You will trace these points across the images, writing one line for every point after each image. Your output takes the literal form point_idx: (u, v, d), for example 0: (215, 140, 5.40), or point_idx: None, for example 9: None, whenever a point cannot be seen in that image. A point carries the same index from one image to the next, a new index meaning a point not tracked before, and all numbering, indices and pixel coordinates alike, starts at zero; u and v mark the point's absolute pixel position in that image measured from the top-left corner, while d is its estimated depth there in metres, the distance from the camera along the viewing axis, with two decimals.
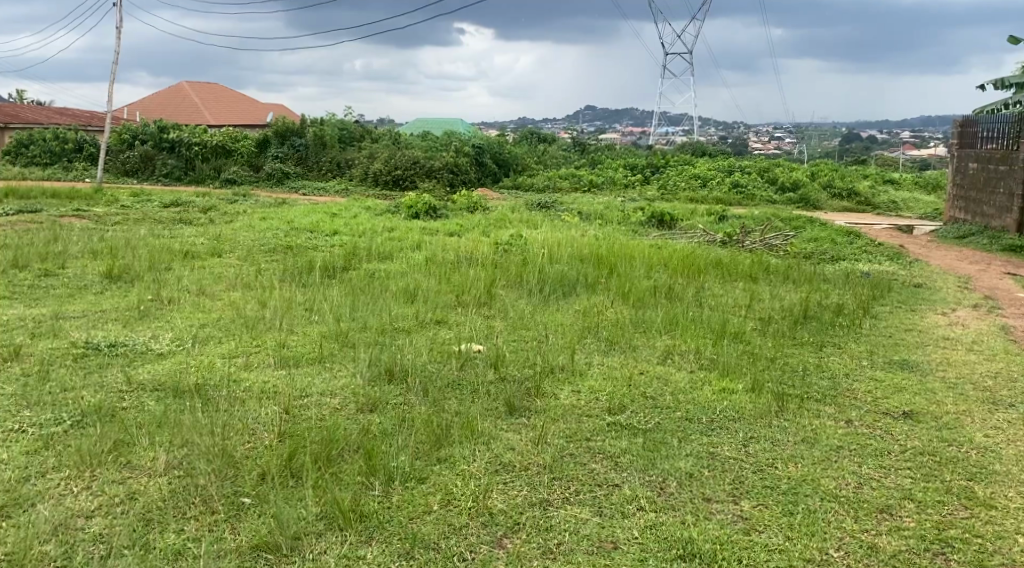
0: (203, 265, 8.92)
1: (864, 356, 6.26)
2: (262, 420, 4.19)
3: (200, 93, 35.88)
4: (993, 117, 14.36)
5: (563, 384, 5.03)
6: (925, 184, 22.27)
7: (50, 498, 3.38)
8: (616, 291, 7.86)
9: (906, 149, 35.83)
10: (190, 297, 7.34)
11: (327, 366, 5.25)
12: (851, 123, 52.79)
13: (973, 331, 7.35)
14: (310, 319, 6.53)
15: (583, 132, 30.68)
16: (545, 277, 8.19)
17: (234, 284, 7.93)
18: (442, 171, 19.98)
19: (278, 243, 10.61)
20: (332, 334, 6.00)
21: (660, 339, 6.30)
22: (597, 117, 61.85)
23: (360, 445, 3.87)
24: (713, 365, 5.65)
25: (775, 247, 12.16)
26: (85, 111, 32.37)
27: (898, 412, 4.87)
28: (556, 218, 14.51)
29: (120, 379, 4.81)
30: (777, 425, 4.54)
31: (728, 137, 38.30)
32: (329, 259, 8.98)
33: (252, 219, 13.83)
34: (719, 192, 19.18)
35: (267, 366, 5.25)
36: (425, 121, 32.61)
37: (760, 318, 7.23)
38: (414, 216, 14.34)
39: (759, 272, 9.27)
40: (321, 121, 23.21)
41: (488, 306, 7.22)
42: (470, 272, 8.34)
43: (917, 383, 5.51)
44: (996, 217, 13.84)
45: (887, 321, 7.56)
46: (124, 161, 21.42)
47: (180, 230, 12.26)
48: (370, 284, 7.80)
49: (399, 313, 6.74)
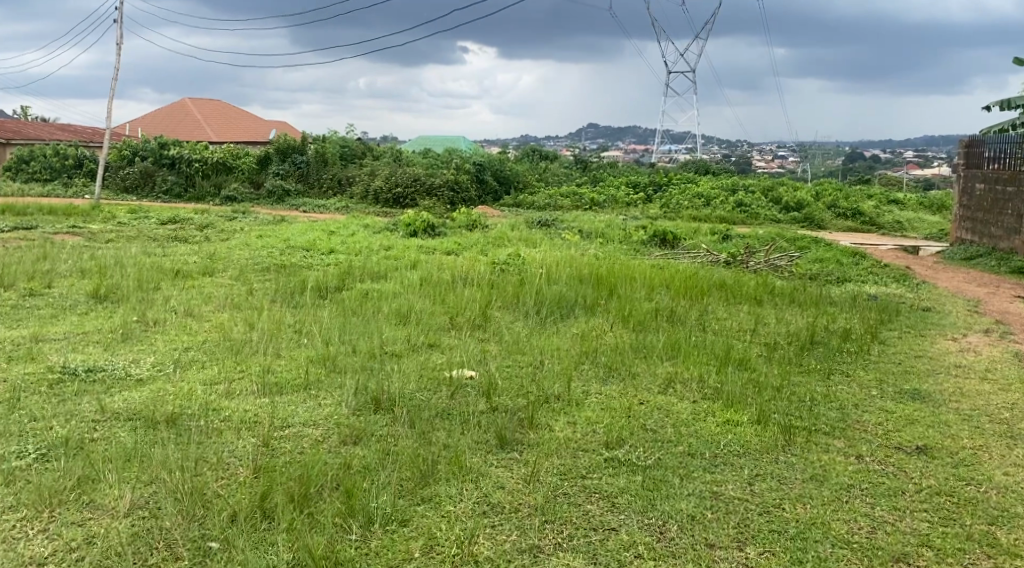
0: (194, 285, 8.70)
1: (873, 384, 6.03)
2: (238, 454, 3.95)
3: (203, 110, 35.83)
4: (999, 138, 14.18)
5: (558, 415, 4.79)
6: (930, 204, 22.06)
7: (2, 542, 3.15)
8: (616, 313, 7.63)
9: (909, 169, 35.62)
10: (177, 319, 7.12)
11: (312, 394, 5.01)
12: (853, 143, 52.74)
13: (986, 358, 7.12)
14: (298, 342, 6.29)
15: (585, 150, 30.56)
16: (543, 298, 7.97)
17: (224, 305, 7.72)
18: (443, 189, 19.80)
19: (272, 262, 10.40)
20: (319, 358, 5.76)
21: (662, 366, 6.06)
22: (600, 135, 61.79)
23: (339, 483, 3.63)
24: (716, 395, 5.41)
25: (780, 268, 11.93)
26: (87, 128, 32.34)
27: (912, 447, 4.63)
28: (557, 236, 14.31)
29: (92, 407, 4.56)
30: (784, 461, 4.29)
31: (730, 155, 38.13)
32: (323, 279, 8.76)
33: (248, 236, 13.63)
34: (722, 211, 18.99)
35: (249, 394, 5.01)
36: (427, 138, 32.52)
37: (765, 343, 7.00)
38: (412, 234, 14.15)
39: (764, 294, 9.05)
40: (322, 138, 23.08)
41: (482, 329, 6.99)
42: (464, 293, 8.12)
43: (930, 415, 5.27)
44: (1004, 238, 13.63)
45: (896, 347, 7.32)
46: (124, 178, 21.28)
47: (174, 248, 12.06)
48: (363, 305, 7.59)
49: (391, 336, 6.51)
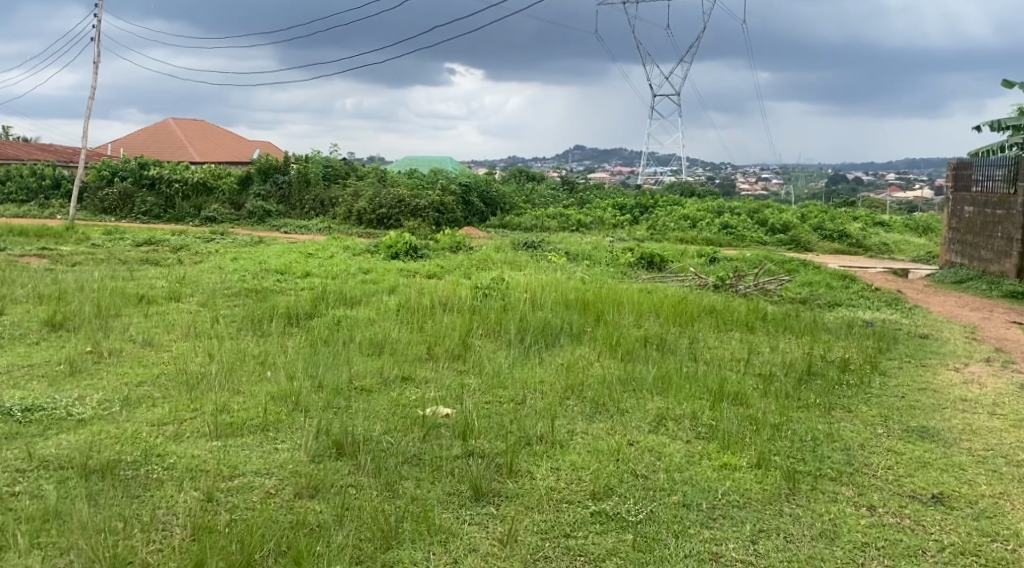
0: (158, 311, 8.23)
1: (878, 421, 5.63)
2: (176, 511, 3.54)
3: (187, 131, 35.32)
4: (986, 161, 13.96)
5: (541, 459, 4.36)
6: (916, 226, 21.85)
7: None
8: (603, 341, 7.22)
9: (892, 192, 35.54)
10: (134, 350, 6.64)
11: (271, 437, 4.58)
12: (836, 166, 52.85)
13: (991, 391, 6.76)
14: (261, 376, 5.84)
15: (571, 171, 30.21)
16: (526, 326, 7.55)
17: (186, 334, 7.25)
18: (427, 210, 19.38)
19: (244, 286, 9.94)
20: (281, 395, 5.31)
21: (652, 401, 5.64)
22: (585, 157, 61.71)
23: (287, 547, 3.31)
24: (712, 435, 4.99)
25: (770, 292, 11.57)
26: (67, 148, 31.77)
27: (928, 495, 4.22)
28: (542, 258, 13.91)
29: (18, 455, 4.10)
30: (788, 515, 3.91)
31: (716, 178, 37.88)
32: (294, 305, 8.31)
33: (223, 259, 13.15)
34: (709, 233, 18.68)
35: (198, 438, 4.56)
36: (412, 159, 32.11)
37: (760, 375, 6.59)
38: (393, 256, 13.73)
39: (756, 320, 8.68)
40: (305, 158, 22.64)
41: (461, 360, 6.56)
42: (443, 320, 7.69)
43: (942, 457, 4.86)
44: (994, 261, 13.35)
45: (898, 379, 6.94)
46: (102, 199, 20.71)
47: (143, 272, 11.55)
48: (334, 334, 7.15)
49: (362, 368, 6.07)
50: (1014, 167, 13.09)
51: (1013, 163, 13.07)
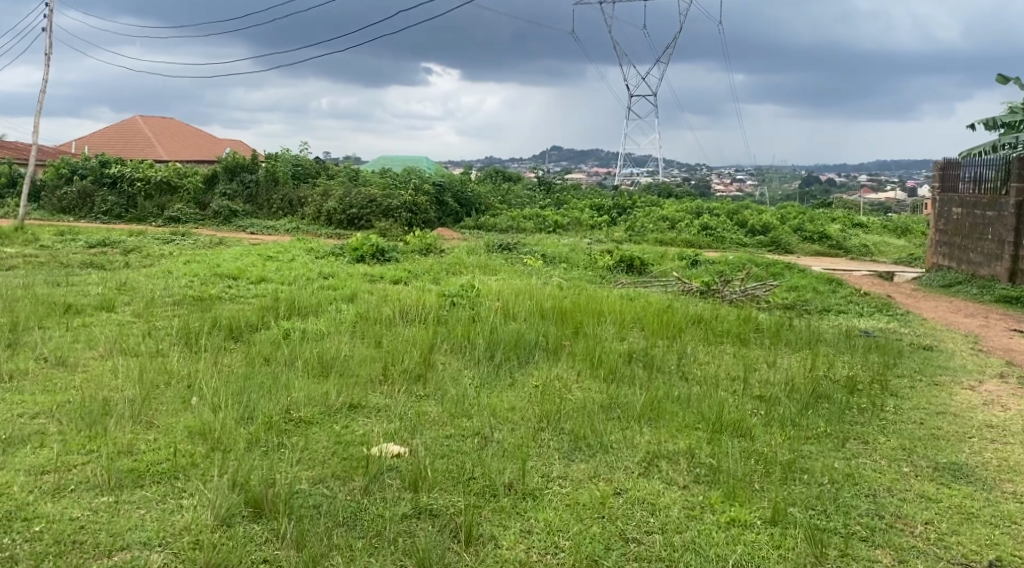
0: (85, 324, 7.30)
1: (900, 455, 4.85)
2: None
3: (155, 128, 34.06)
4: (976, 160, 13.29)
5: (509, 520, 3.58)
6: (895, 227, 21.29)
7: None
8: (582, 357, 6.39)
9: (866, 193, 35.10)
10: (42, 371, 5.74)
11: (176, 487, 3.75)
12: (808, 167, 52.70)
13: (1017, 415, 6.01)
14: (182, 405, 4.95)
15: (548, 171, 29.43)
16: (496, 341, 6.67)
17: (111, 351, 6.35)
18: (400, 210, 18.46)
19: (189, 293, 9.06)
20: (200, 430, 4.44)
21: (640, 433, 4.80)
22: (563, 158, 61.14)
23: None
24: (714, 478, 4.19)
25: (758, 298, 10.83)
26: (23, 145, 30.48)
27: (983, 563, 3.54)
28: (517, 261, 13.10)
29: None
30: None
31: (691, 179, 37.33)
32: (239, 316, 7.41)
33: (176, 262, 12.20)
34: (688, 234, 17.96)
35: (84, 491, 3.68)
36: (386, 159, 31.14)
37: (761, 399, 5.79)
38: (358, 259, 12.87)
39: (749, 331, 7.91)
40: (275, 155, 21.58)
41: (421, 382, 5.69)
42: (402, 333, 6.82)
43: (988, 505, 4.09)
44: (984, 264, 12.67)
45: (912, 401, 6.17)
46: (61, 198, 19.65)
47: (84, 276, 10.59)
48: (279, 350, 6.25)
49: (303, 393, 5.18)
50: (1007, 166, 12.43)
51: (1006, 163, 12.42)
